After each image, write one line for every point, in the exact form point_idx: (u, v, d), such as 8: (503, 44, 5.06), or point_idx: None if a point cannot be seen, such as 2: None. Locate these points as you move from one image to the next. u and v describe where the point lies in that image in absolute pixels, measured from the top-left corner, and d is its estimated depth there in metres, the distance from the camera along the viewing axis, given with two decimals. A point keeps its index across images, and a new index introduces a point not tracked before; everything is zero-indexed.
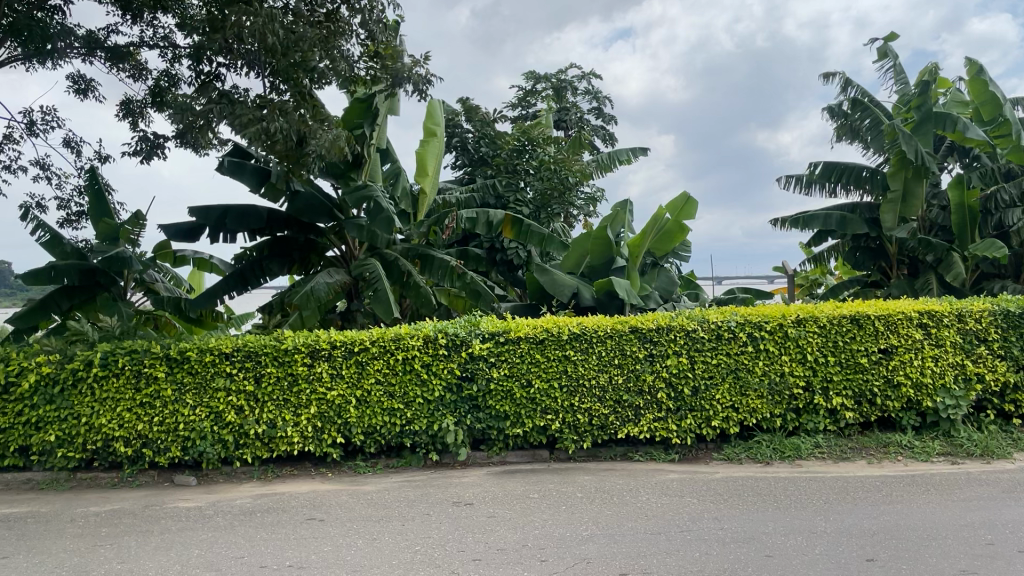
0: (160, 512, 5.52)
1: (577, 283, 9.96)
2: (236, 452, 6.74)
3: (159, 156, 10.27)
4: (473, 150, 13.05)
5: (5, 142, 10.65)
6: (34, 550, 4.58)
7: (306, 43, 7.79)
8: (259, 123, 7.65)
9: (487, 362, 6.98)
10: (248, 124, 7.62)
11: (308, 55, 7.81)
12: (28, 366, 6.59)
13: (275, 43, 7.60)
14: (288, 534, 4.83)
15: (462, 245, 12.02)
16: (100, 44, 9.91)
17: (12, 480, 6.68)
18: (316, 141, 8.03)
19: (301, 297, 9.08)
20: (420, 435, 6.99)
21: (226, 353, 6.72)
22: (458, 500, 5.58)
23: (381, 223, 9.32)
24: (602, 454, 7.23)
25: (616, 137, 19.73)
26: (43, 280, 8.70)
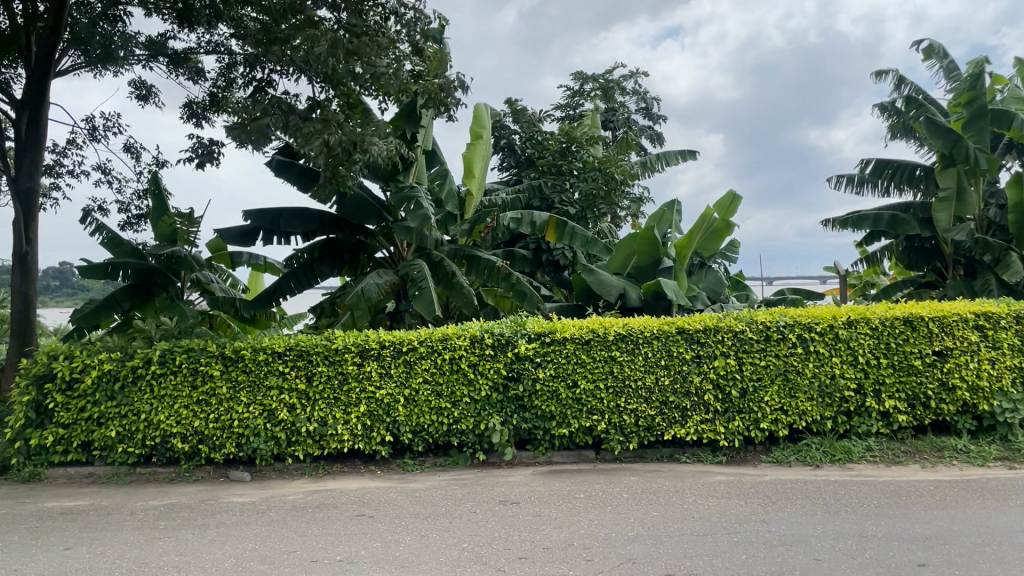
0: (215, 506, 5.68)
1: (624, 284, 9.92)
2: (288, 449, 6.88)
3: (213, 162, 10.51)
4: (519, 151, 13.13)
5: (68, 148, 11.03)
6: (97, 542, 4.75)
7: (366, 56, 8.00)
8: (319, 136, 7.83)
9: (533, 362, 7.03)
10: (310, 136, 7.83)
11: (371, 65, 8.02)
12: (91, 364, 6.82)
13: (334, 53, 7.77)
14: (339, 529, 4.93)
15: (509, 246, 12.10)
16: (163, 50, 10.21)
17: (75, 474, 6.89)
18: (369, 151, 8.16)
19: (351, 297, 9.22)
20: (467, 434, 7.05)
21: (279, 352, 6.90)
22: (505, 499, 5.63)
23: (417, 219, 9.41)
24: (649, 455, 7.22)
25: (665, 137, 19.63)
26: (99, 273, 9.10)
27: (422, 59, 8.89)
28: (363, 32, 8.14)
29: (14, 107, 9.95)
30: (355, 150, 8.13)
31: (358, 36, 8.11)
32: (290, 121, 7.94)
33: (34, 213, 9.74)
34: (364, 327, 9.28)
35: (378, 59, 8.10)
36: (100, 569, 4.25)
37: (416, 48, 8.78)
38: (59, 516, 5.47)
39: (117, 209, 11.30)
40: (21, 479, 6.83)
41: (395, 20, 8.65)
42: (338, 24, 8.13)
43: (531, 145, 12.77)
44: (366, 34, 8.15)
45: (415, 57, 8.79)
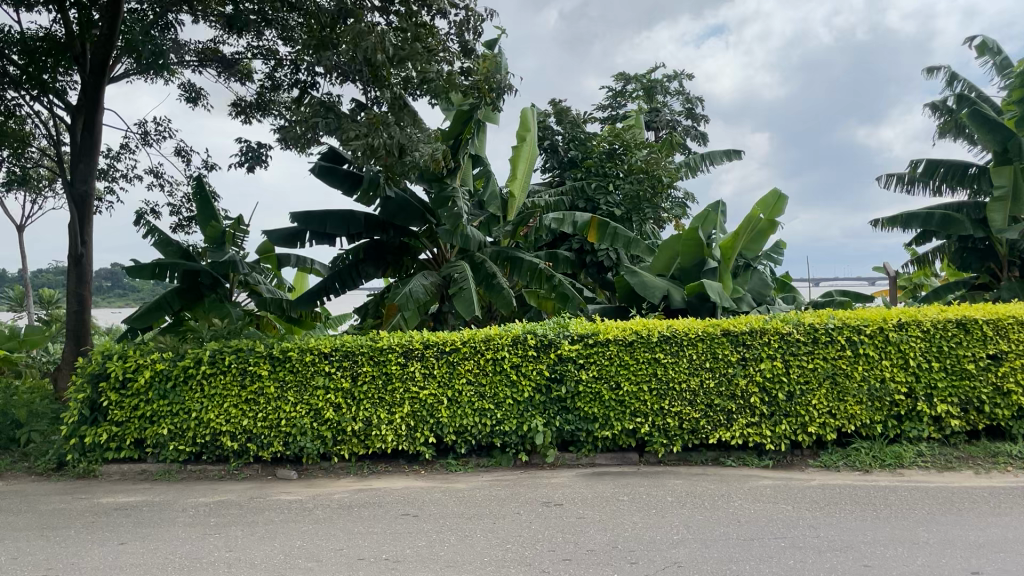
0: (263, 504, 5.78)
1: (668, 285, 9.84)
2: (334, 448, 6.97)
3: (261, 165, 10.70)
4: (562, 152, 13.14)
5: (122, 152, 11.31)
6: (150, 537, 4.87)
7: (417, 59, 8.11)
8: (365, 138, 7.92)
9: (576, 363, 7.03)
10: (356, 138, 7.93)
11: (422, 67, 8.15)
12: (143, 363, 6.98)
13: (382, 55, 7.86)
14: (384, 528, 4.98)
15: (551, 247, 12.09)
16: (214, 56, 10.44)
17: (128, 471, 7.06)
18: (417, 153, 8.23)
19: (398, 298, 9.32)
20: (510, 435, 7.06)
21: (325, 352, 6.99)
22: (548, 501, 5.63)
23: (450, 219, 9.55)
24: (693, 459, 7.16)
25: (709, 136, 19.45)
26: (149, 276, 9.30)
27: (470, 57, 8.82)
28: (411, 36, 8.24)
29: (70, 112, 10.23)
30: (406, 154, 8.20)
31: (407, 40, 8.21)
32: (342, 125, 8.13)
33: (88, 217, 9.99)
34: (412, 328, 9.35)
35: (429, 65, 8.22)
36: (153, 563, 4.34)
37: (463, 46, 8.73)
38: (114, 512, 5.61)
39: (169, 211, 11.56)
40: (77, 475, 7.02)
41: (442, 20, 8.69)
42: (389, 28, 8.29)
43: (574, 146, 12.81)
44: (414, 36, 8.24)
45: (463, 56, 8.75)
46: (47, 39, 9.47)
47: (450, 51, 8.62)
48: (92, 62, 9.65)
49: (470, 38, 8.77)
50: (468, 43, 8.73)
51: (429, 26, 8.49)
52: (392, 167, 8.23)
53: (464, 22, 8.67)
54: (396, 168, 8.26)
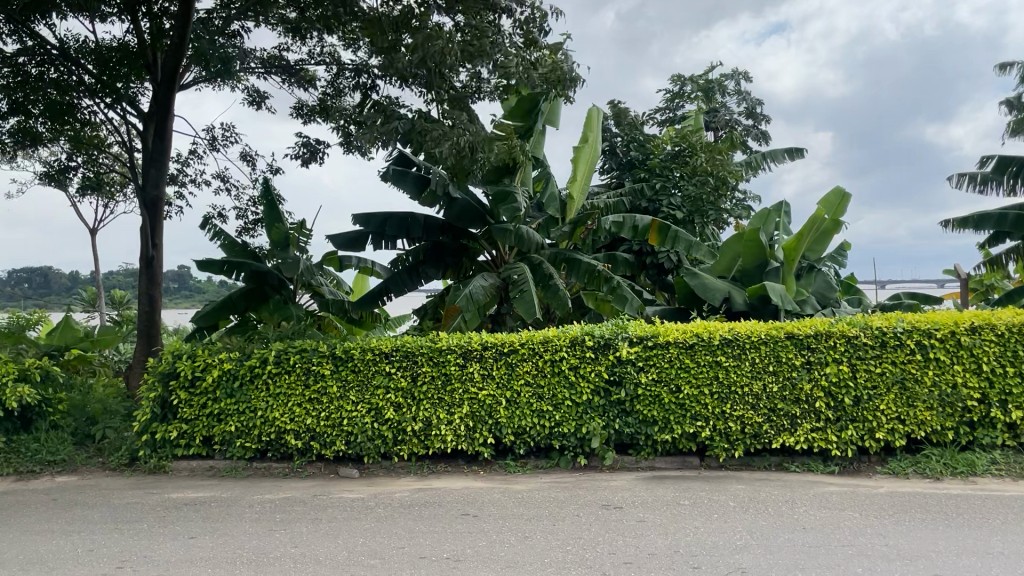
0: (327, 501, 5.89)
1: (729, 288, 9.70)
2: (394, 447, 7.05)
3: (318, 161, 10.89)
4: (621, 154, 13.10)
5: (191, 157, 11.64)
6: (218, 532, 5.00)
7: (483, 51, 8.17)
8: (448, 135, 8.08)
9: (636, 366, 6.99)
10: (439, 139, 8.07)
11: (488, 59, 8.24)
12: (212, 362, 7.18)
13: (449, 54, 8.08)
14: (445, 527, 5.02)
15: (610, 250, 12.03)
16: (278, 62, 10.69)
17: (197, 467, 7.26)
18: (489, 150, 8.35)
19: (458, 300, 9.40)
20: (569, 438, 7.05)
21: (386, 352, 7.10)
22: (607, 504, 5.60)
23: (507, 210, 9.87)
24: (756, 464, 7.05)
25: (770, 136, 19.13)
26: (212, 270, 9.67)
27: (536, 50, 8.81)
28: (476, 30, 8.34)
29: (143, 119, 10.57)
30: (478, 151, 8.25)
31: (474, 37, 8.32)
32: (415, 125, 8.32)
33: (160, 221, 10.31)
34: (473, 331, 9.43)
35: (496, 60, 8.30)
36: (221, 558, 4.45)
37: (529, 40, 8.77)
38: (184, 506, 5.77)
39: (235, 215, 11.85)
40: (148, 470, 7.24)
41: (508, 18, 8.77)
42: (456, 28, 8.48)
43: (634, 148, 12.76)
44: (479, 30, 8.35)
45: (528, 49, 8.75)
46: (121, 49, 9.88)
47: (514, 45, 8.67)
48: (162, 70, 9.92)
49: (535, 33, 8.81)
50: (533, 37, 8.74)
51: (494, 24, 8.61)
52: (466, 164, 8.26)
53: (530, 19, 8.75)
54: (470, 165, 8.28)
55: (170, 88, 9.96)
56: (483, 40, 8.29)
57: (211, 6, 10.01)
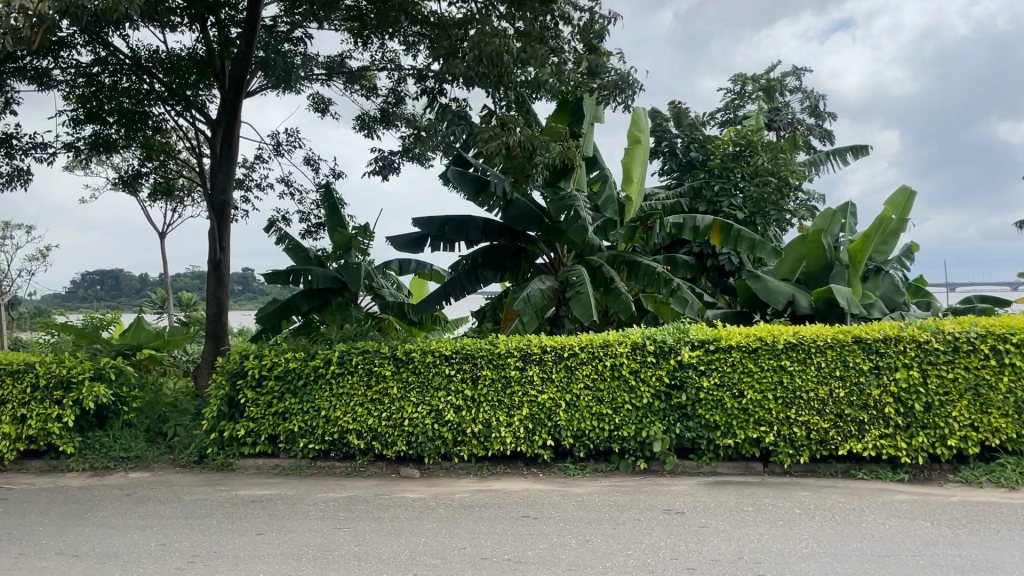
0: (389, 500, 5.97)
1: (793, 291, 9.52)
2: (454, 448, 7.10)
3: (393, 173, 11.06)
4: (681, 155, 12.93)
5: (257, 162, 11.91)
6: (285, 529, 5.10)
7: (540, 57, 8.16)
8: (501, 138, 8.10)
9: (697, 370, 6.91)
10: (489, 139, 8.15)
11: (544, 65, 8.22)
12: (278, 363, 7.33)
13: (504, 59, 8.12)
14: (506, 529, 5.04)
15: (670, 252, 11.90)
16: (340, 68, 10.87)
17: (263, 465, 7.43)
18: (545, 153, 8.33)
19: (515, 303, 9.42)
20: (629, 441, 7.01)
21: (446, 354, 7.16)
22: (669, 508, 5.56)
23: (576, 231, 9.65)
24: (822, 470, 6.91)
25: (834, 135, 18.72)
26: (280, 279, 9.85)
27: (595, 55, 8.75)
28: (532, 34, 8.34)
29: (211, 126, 10.86)
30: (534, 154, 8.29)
31: (529, 42, 8.32)
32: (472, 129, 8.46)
33: (227, 224, 10.58)
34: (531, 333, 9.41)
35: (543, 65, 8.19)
36: (288, 554, 4.54)
37: (588, 46, 8.70)
38: (250, 503, 5.91)
39: (299, 219, 12.09)
40: (216, 467, 7.46)
41: (566, 24, 8.74)
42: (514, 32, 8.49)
43: (695, 149, 12.62)
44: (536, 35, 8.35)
45: (587, 55, 8.69)
46: (190, 57, 10.32)
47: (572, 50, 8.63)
48: (229, 77, 10.13)
49: (594, 40, 8.76)
50: (592, 42, 8.68)
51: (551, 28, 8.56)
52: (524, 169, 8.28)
53: (588, 26, 8.71)
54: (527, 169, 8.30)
55: (237, 95, 10.14)
56: (538, 44, 8.29)
57: (278, 12, 10.24)
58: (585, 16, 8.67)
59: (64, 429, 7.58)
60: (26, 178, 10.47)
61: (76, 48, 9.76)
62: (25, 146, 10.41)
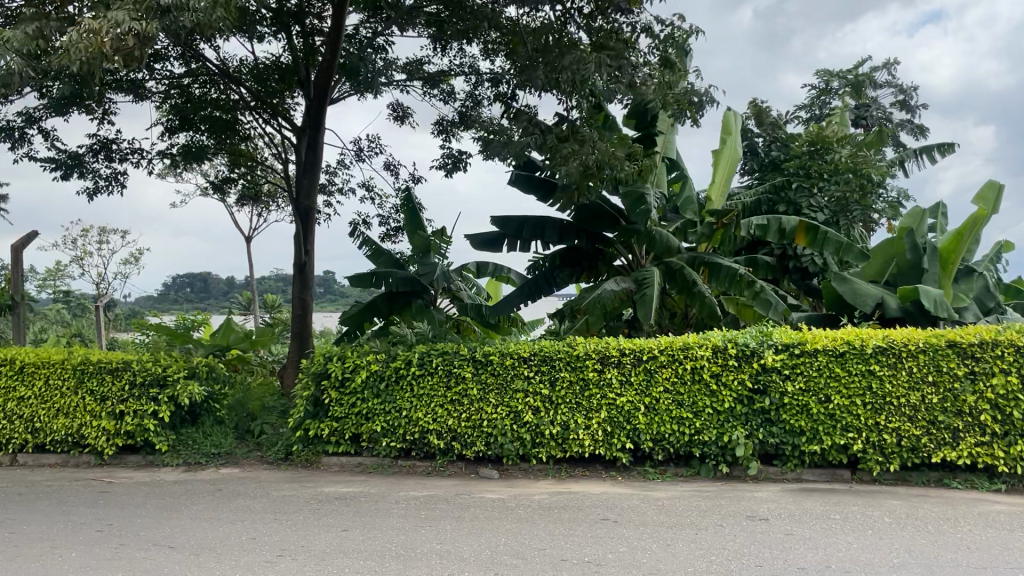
0: (469, 500, 6.03)
1: (882, 292, 9.23)
2: (533, 450, 7.13)
3: (461, 170, 11.15)
4: (763, 154, 12.63)
5: (339, 168, 12.20)
6: (369, 526, 5.22)
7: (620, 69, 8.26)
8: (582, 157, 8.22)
9: (781, 374, 6.77)
10: (569, 157, 8.27)
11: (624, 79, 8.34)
12: (360, 364, 7.48)
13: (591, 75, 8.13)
14: (586, 531, 5.05)
15: (751, 252, 11.65)
16: (419, 72, 11.04)
17: (346, 463, 7.59)
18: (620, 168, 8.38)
19: (587, 303, 9.47)
20: (710, 446, 6.91)
21: (524, 356, 7.20)
22: (752, 515, 5.46)
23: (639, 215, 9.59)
24: (913, 479, 6.68)
25: (927, 129, 18.05)
26: (365, 284, 10.05)
27: (669, 70, 8.90)
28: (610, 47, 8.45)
29: (296, 132, 11.16)
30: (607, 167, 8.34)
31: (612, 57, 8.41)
32: (546, 141, 8.64)
33: (311, 226, 10.85)
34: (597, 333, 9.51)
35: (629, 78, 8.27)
36: (372, 551, 4.64)
37: (664, 60, 8.82)
38: (334, 500, 6.07)
39: (378, 223, 12.34)
40: (301, 465, 7.67)
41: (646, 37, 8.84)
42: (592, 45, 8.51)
43: (777, 148, 12.37)
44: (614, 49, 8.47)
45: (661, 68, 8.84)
46: (275, 67, 10.63)
47: (647, 63, 8.73)
48: (313, 86, 10.37)
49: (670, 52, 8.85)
50: (669, 56, 8.82)
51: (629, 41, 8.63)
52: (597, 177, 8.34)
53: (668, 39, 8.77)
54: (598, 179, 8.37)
55: (321, 104, 10.38)
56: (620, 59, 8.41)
57: (361, 20, 10.48)
58: (665, 32, 8.78)
59: (159, 425, 7.92)
60: (121, 182, 10.97)
61: (169, 60, 10.16)
62: (123, 153, 10.93)
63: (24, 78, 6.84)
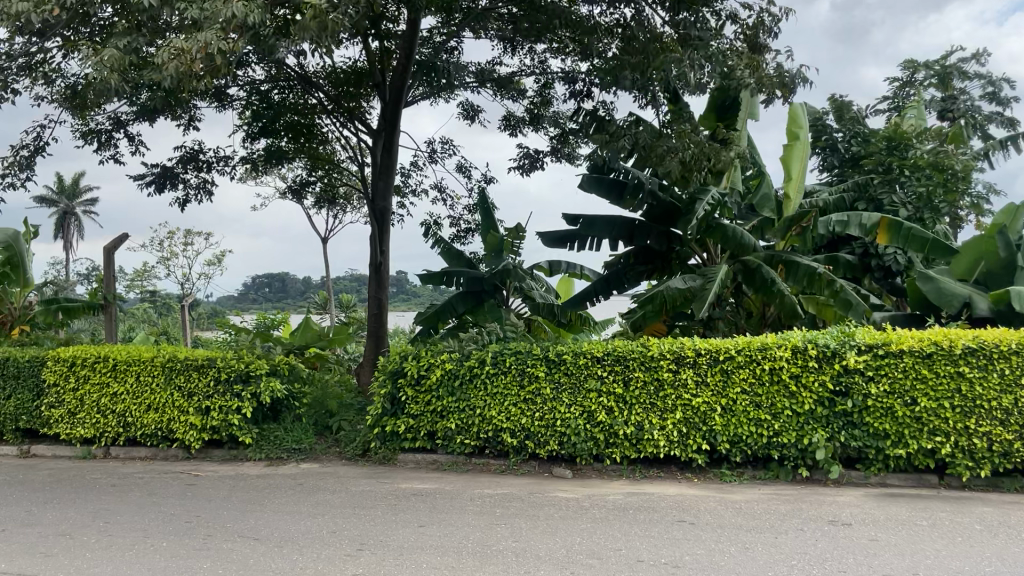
0: (543, 499, 6.04)
1: (972, 292, 8.89)
2: (607, 450, 7.10)
3: (539, 170, 11.18)
4: (843, 150, 12.26)
5: (413, 168, 12.38)
6: (445, 522, 5.28)
7: (716, 59, 8.27)
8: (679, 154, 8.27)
9: (864, 376, 6.59)
10: (666, 156, 8.30)
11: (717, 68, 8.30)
12: (435, 362, 7.57)
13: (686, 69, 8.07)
14: (662, 533, 5.00)
15: (831, 250, 11.35)
16: (491, 75, 11.10)
17: (421, 460, 7.70)
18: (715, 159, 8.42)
19: (649, 294, 9.35)
20: (789, 448, 6.75)
21: (598, 356, 7.17)
22: (834, 519, 5.33)
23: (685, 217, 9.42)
24: (1005, 485, 6.43)
25: (1020, 121, 17.32)
26: (436, 278, 10.28)
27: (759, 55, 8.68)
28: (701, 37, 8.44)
29: (372, 135, 11.36)
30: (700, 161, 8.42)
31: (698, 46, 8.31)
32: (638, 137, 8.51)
33: (385, 227, 11.03)
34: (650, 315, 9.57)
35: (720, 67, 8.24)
36: (448, 547, 4.70)
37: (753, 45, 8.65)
38: (411, 496, 6.16)
39: (450, 224, 12.47)
40: (378, 461, 7.81)
41: (732, 23, 8.80)
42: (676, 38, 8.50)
43: (857, 143, 12.00)
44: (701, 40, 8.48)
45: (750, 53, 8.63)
46: (351, 71, 10.90)
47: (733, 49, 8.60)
48: (389, 87, 10.54)
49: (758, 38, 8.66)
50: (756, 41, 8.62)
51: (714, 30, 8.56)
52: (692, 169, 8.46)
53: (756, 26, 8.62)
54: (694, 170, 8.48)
55: (397, 106, 10.54)
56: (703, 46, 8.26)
57: (434, 24, 10.63)
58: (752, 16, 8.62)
59: (243, 420, 8.17)
60: (208, 190, 11.36)
61: (251, 66, 10.45)
62: (210, 161, 11.32)
63: (120, 90, 7.20)
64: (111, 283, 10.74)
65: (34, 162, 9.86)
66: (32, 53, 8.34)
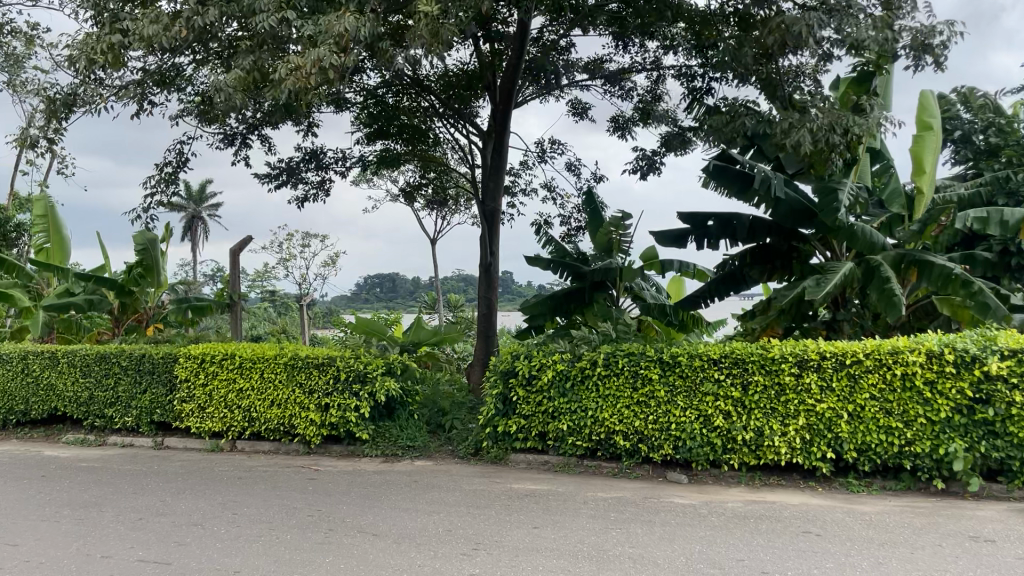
0: (659, 505, 5.91)
1: None
2: (724, 456, 6.91)
3: (655, 173, 11.00)
4: (978, 141, 11.52)
5: (522, 168, 12.42)
6: (561, 525, 5.24)
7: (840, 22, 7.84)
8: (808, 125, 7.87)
9: (1008, 383, 6.15)
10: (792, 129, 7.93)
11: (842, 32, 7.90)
12: (546, 363, 7.54)
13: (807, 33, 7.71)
14: (786, 543, 4.80)
15: (967, 247, 10.74)
16: (600, 70, 11.00)
17: (533, 460, 7.70)
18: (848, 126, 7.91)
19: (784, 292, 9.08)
20: (924, 458, 6.39)
21: (714, 359, 6.96)
22: (976, 535, 4.98)
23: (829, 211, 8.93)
24: None
25: None
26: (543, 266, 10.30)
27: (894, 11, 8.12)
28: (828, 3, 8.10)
29: (483, 137, 11.46)
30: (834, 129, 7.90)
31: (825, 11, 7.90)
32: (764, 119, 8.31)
33: (495, 227, 11.09)
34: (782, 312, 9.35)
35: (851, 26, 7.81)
36: (564, 550, 4.65)
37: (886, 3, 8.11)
38: (524, 497, 6.15)
39: (560, 223, 12.44)
40: (490, 460, 7.88)
41: None
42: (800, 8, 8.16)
43: (994, 133, 11.24)
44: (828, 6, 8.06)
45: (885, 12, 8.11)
46: (461, 74, 11.06)
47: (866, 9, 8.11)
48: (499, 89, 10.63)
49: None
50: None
51: None
52: (824, 143, 7.97)
53: None
54: (827, 145, 7.98)
55: (507, 107, 10.57)
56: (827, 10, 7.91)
57: (544, 23, 10.60)
58: None
59: (359, 417, 8.38)
60: (326, 190, 11.72)
61: (365, 73, 10.76)
62: (328, 161, 11.67)
63: (241, 104, 7.52)
64: (236, 283, 11.25)
65: (177, 177, 10.42)
66: (163, 70, 8.79)
